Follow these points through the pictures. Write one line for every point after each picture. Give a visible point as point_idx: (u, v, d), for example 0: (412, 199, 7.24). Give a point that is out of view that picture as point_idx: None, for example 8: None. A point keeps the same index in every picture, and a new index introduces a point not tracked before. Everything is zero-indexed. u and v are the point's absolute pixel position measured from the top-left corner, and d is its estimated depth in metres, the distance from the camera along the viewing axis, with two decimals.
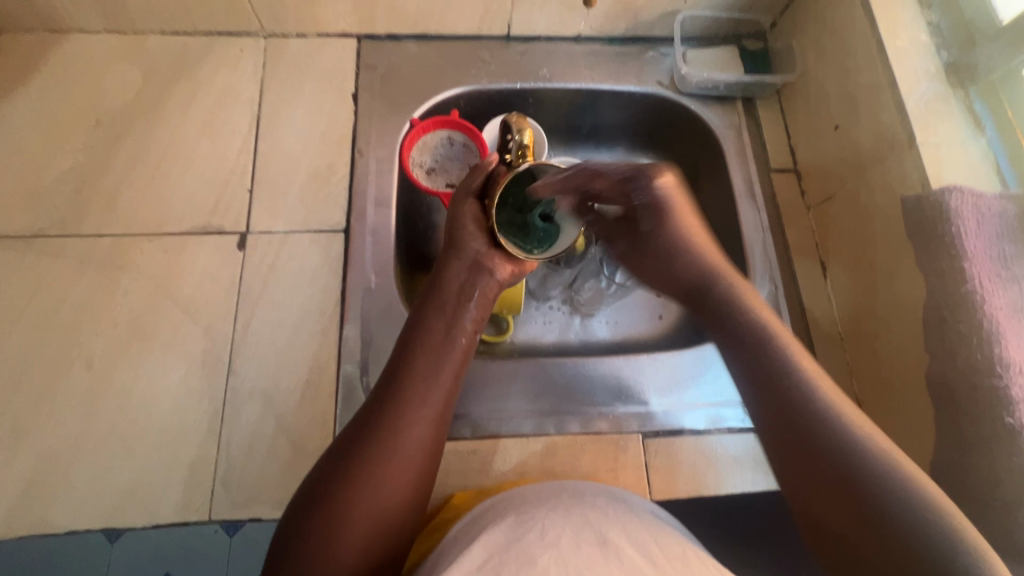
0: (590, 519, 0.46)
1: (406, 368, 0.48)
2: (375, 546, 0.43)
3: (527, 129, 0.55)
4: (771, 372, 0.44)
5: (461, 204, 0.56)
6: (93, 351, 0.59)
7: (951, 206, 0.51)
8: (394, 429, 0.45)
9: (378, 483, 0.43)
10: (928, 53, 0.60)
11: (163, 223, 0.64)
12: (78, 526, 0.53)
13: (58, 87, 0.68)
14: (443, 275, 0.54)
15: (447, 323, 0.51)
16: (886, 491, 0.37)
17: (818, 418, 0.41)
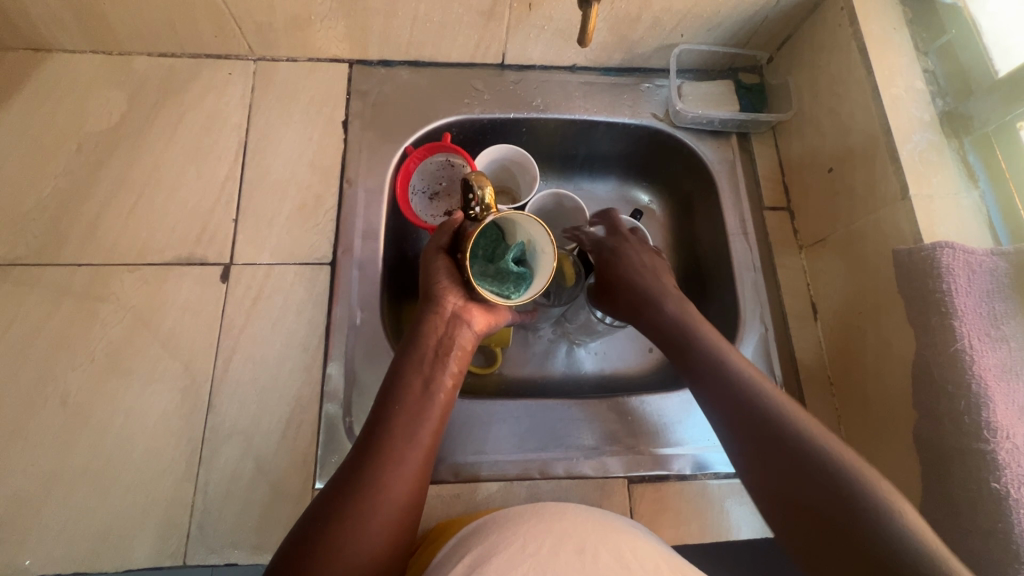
0: (570, 535, 0.46)
1: (388, 422, 0.48)
2: None
3: (488, 189, 0.50)
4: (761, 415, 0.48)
5: (433, 260, 0.55)
6: (69, 386, 0.57)
7: (942, 262, 0.51)
8: (376, 482, 0.45)
9: (359, 540, 0.42)
10: (923, 101, 0.59)
11: (145, 253, 0.63)
12: (48, 570, 0.52)
13: (40, 109, 0.67)
14: (422, 330, 0.53)
15: (425, 378, 0.51)
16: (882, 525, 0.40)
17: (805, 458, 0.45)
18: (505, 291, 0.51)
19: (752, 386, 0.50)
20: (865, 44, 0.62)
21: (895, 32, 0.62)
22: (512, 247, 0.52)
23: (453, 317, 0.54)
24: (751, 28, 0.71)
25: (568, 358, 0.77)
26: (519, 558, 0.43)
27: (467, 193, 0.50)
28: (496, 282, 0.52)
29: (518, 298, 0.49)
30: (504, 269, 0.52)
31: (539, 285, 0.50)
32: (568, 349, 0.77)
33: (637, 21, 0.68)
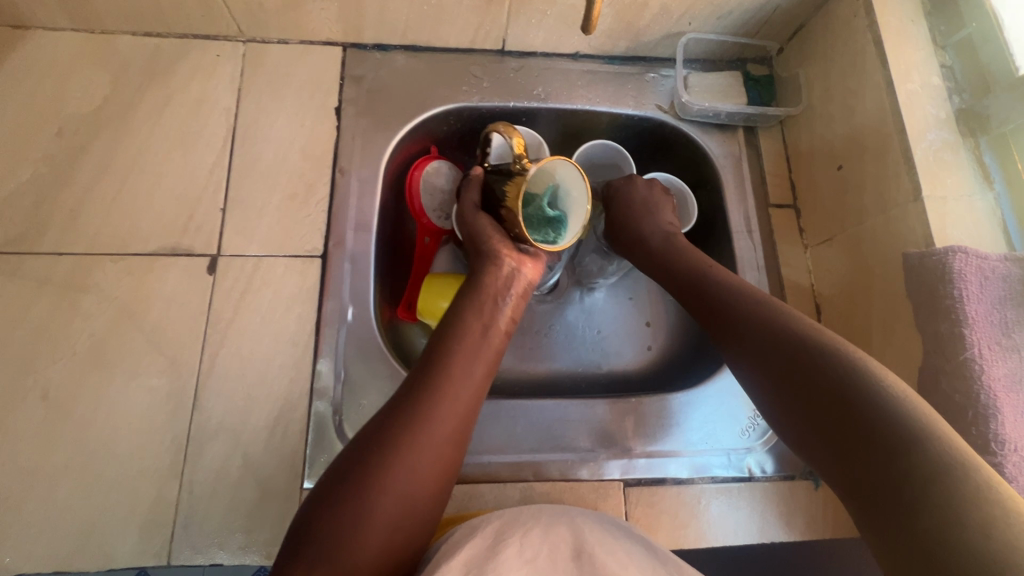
0: (565, 539, 0.46)
1: (441, 363, 0.47)
2: (397, 541, 0.42)
3: (516, 140, 0.54)
4: (794, 354, 0.45)
5: (475, 218, 0.55)
6: (49, 380, 0.56)
7: (954, 268, 0.49)
8: (427, 418, 0.44)
9: (408, 479, 0.42)
10: (939, 98, 0.57)
11: (129, 243, 0.61)
12: (29, 568, 0.51)
13: (20, 89, 0.64)
14: (480, 277, 0.52)
15: (482, 323, 0.51)
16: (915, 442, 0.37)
17: (839, 391, 0.42)
18: (548, 238, 0.51)
19: (781, 325, 0.47)
20: (880, 36, 0.59)
21: (912, 24, 0.60)
22: (542, 194, 0.51)
23: (512, 271, 0.53)
24: (761, 16, 0.69)
25: (562, 300, 0.78)
26: (512, 566, 0.42)
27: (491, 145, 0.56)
28: (533, 230, 0.51)
29: (566, 243, 0.51)
30: (537, 216, 0.51)
31: (581, 224, 0.51)
32: (564, 288, 0.78)
33: (644, 8, 0.65)
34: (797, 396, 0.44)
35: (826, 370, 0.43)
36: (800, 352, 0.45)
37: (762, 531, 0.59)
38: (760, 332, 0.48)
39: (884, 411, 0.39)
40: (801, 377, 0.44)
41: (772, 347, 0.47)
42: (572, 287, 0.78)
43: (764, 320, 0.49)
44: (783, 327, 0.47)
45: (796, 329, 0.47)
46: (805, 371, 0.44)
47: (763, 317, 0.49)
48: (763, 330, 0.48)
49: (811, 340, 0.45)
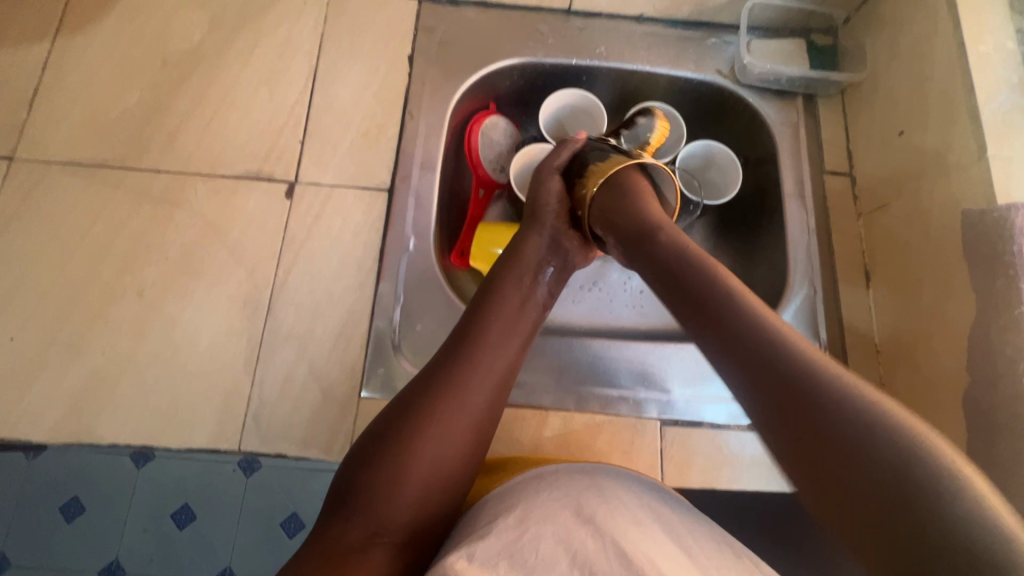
0: (624, 506, 0.45)
1: (478, 338, 0.50)
2: (433, 506, 0.45)
3: (649, 127, 0.59)
4: (792, 375, 0.35)
5: (547, 179, 0.59)
6: (144, 280, 0.62)
7: (1016, 223, 0.49)
8: (464, 389, 0.47)
9: (441, 442, 0.45)
10: (1014, 61, 0.56)
11: (218, 166, 0.66)
12: (120, 441, 0.57)
13: (130, 25, 0.71)
14: (521, 248, 0.56)
15: (519, 297, 0.54)
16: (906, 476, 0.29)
17: (834, 435, 0.32)
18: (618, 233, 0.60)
19: (788, 351, 0.36)
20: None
21: None
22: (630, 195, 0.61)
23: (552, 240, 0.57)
24: None
25: (607, 261, 0.80)
26: (573, 527, 0.42)
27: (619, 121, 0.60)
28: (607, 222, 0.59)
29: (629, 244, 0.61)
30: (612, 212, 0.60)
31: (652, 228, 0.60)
32: None
33: None
34: (790, 430, 0.34)
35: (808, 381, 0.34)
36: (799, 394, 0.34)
37: None
38: (767, 357, 0.37)
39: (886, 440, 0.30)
40: (798, 416, 0.34)
41: (772, 382, 0.36)
42: None
43: (761, 335, 0.38)
44: (774, 352, 0.37)
45: (787, 358, 0.36)
46: (813, 423, 0.33)
47: (760, 342, 0.38)
48: (755, 346, 0.38)
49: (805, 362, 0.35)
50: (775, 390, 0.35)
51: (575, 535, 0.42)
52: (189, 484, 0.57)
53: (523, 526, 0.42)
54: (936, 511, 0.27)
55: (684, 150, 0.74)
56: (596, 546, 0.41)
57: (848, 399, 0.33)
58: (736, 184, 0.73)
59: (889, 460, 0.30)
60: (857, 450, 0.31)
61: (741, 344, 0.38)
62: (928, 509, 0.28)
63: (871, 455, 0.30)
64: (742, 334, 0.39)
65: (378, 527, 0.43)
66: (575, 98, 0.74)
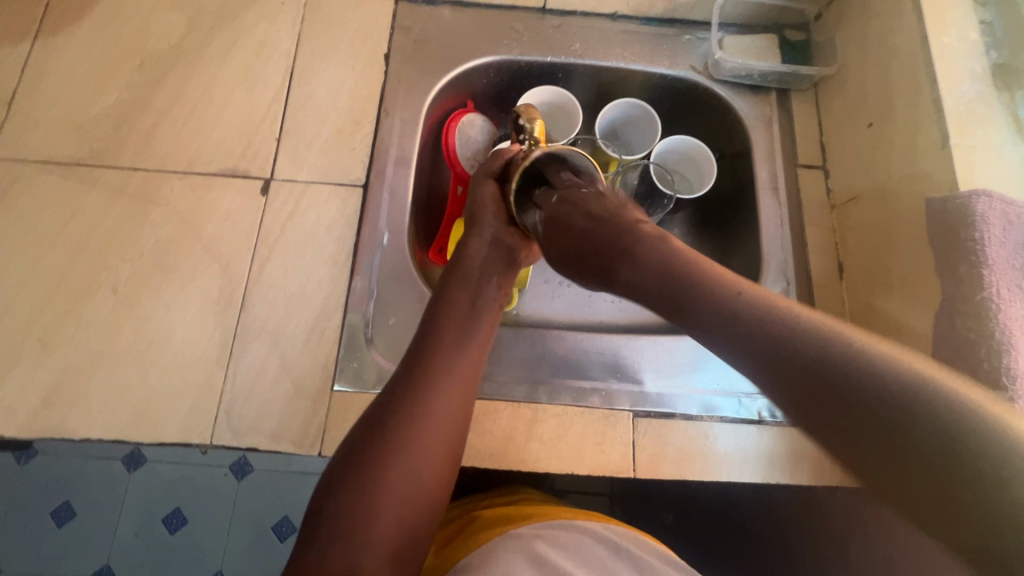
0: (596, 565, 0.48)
1: (430, 349, 0.51)
2: (407, 519, 0.46)
3: (539, 119, 0.59)
4: (774, 335, 0.29)
5: (482, 183, 0.59)
6: (119, 276, 0.62)
7: (977, 211, 0.50)
8: (419, 401, 0.48)
9: (405, 456, 0.46)
10: (976, 52, 0.57)
11: (194, 163, 0.67)
12: (92, 435, 0.57)
13: (109, 26, 0.72)
14: (467, 252, 0.56)
15: (473, 300, 0.55)
16: (924, 416, 0.24)
17: (856, 396, 0.26)
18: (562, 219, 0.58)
19: (759, 316, 0.30)
20: None
21: None
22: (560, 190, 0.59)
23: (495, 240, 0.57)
24: None
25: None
26: None
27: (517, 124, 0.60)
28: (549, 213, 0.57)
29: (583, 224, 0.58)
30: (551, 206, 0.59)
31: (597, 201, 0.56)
32: None
33: None
34: (796, 392, 0.28)
35: (815, 352, 0.27)
36: (781, 347, 0.28)
37: (767, 473, 0.60)
38: (748, 313, 0.30)
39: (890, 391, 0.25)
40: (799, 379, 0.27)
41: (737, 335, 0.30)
42: None
43: (716, 299, 0.32)
44: (736, 309, 0.31)
45: (776, 316, 0.29)
46: (813, 378, 0.27)
47: (723, 297, 0.32)
48: (738, 325, 0.30)
49: (791, 325, 0.29)
50: (755, 346, 0.29)
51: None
52: None
53: None
54: (973, 452, 0.23)
55: (659, 145, 0.75)
56: None
57: (835, 347, 0.27)
58: (711, 178, 0.73)
59: (906, 409, 0.24)
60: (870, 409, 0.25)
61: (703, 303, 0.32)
62: (969, 463, 0.23)
63: (898, 424, 0.24)
64: (706, 317, 0.32)
65: (360, 548, 0.43)
66: (552, 94, 0.75)
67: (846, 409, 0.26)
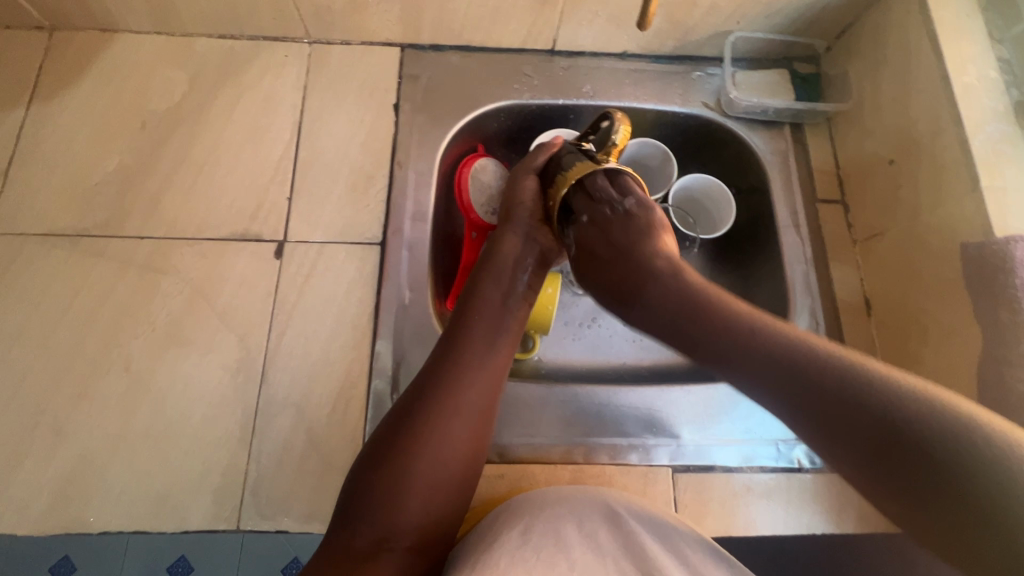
0: (616, 513, 0.50)
1: (465, 337, 0.51)
2: (434, 510, 0.46)
3: (624, 128, 0.59)
4: (840, 391, 0.37)
5: (522, 177, 0.62)
6: (131, 353, 0.60)
7: (1017, 256, 0.49)
8: (458, 388, 0.48)
9: (435, 448, 0.46)
10: (997, 90, 0.57)
11: (203, 228, 0.65)
12: (112, 527, 0.54)
13: (108, 87, 0.69)
14: (499, 246, 0.57)
15: (502, 294, 0.55)
16: (975, 462, 0.31)
17: (888, 429, 0.34)
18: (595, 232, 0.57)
19: (807, 357, 0.40)
20: (934, 30, 0.59)
21: (968, 19, 0.60)
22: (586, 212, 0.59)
23: (527, 236, 0.58)
24: (810, 15, 0.69)
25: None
26: (573, 538, 0.47)
27: (603, 123, 0.61)
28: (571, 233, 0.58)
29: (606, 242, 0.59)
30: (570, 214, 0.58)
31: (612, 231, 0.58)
32: None
33: (694, 6, 0.67)
34: (869, 451, 0.35)
35: (842, 386, 0.37)
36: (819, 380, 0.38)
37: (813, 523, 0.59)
38: (808, 370, 0.39)
39: (913, 418, 0.34)
40: (833, 407, 0.37)
41: (793, 381, 0.39)
42: None
43: (798, 355, 0.40)
44: (804, 354, 0.40)
45: (811, 356, 0.40)
46: (861, 405, 0.36)
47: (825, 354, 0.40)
48: (775, 359, 0.41)
49: (864, 377, 0.37)
50: (816, 396, 0.38)
51: (598, 563, 0.46)
52: None
53: (526, 536, 0.47)
54: (967, 475, 0.31)
55: (677, 184, 0.74)
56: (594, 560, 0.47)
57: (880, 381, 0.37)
58: (730, 216, 0.72)
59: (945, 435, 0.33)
60: (918, 440, 0.33)
61: (771, 359, 0.41)
62: (957, 471, 0.32)
63: (924, 433, 0.33)
64: (764, 360, 0.41)
65: (383, 535, 0.43)
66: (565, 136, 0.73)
67: (882, 427, 0.35)
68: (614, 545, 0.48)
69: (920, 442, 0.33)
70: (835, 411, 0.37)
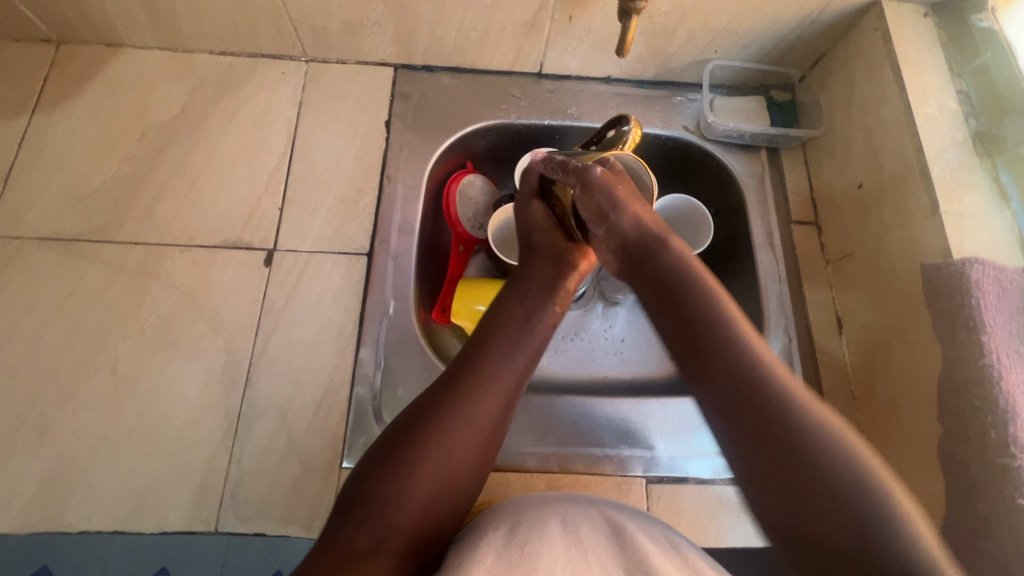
0: (605, 515, 0.50)
1: (484, 346, 0.51)
2: (436, 513, 0.46)
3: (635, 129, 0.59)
4: (771, 415, 0.40)
5: (527, 205, 0.61)
6: (119, 355, 0.61)
7: (972, 277, 0.52)
8: (473, 395, 0.48)
9: (448, 454, 0.46)
10: (956, 121, 0.61)
11: (196, 235, 0.67)
12: (91, 527, 0.55)
13: (109, 98, 0.72)
14: (530, 261, 0.58)
15: (526, 308, 0.54)
16: (878, 520, 0.35)
17: (825, 480, 0.37)
18: None
19: (772, 395, 0.40)
20: (898, 64, 0.63)
21: (929, 53, 0.64)
22: None
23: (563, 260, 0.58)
24: (784, 46, 0.73)
25: (588, 309, 0.81)
26: (559, 535, 0.47)
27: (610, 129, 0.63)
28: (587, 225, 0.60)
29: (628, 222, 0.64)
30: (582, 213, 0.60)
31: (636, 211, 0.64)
32: (590, 298, 0.82)
33: (673, 36, 0.70)
34: (791, 479, 0.38)
35: (812, 438, 0.39)
36: (783, 430, 0.39)
37: None
38: (770, 399, 0.40)
39: (831, 478, 0.37)
40: (765, 425, 0.40)
41: (750, 407, 0.41)
42: (596, 299, 0.82)
43: (761, 378, 0.41)
44: (789, 414, 0.40)
45: (786, 395, 0.40)
46: (789, 437, 0.39)
47: (761, 377, 0.41)
48: (733, 378, 0.42)
49: (820, 428, 0.39)
50: (762, 419, 0.40)
51: (583, 556, 0.45)
52: (150, 568, 0.55)
53: (511, 535, 0.46)
54: (884, 542, 0.35)
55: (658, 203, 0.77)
56: (578, 555, 0.45)
57: (824, 445, 0.38)
58: (708, 234, 0.74)
59: (875, 512, 0.36)
60: (830, 486, 0.37)
61: (767, 399, 0.40)
62: (856, 517, 0.36)
63: (832, 497, 0.37)
64: (759, 395, 0.41)
65: (385, 533, 0.44)
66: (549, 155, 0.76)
67: (799, 477, 0.38)
68: (601, 541, 0.47)
69: (838, 493, 0.37)
70: (797, 471, 0.38)
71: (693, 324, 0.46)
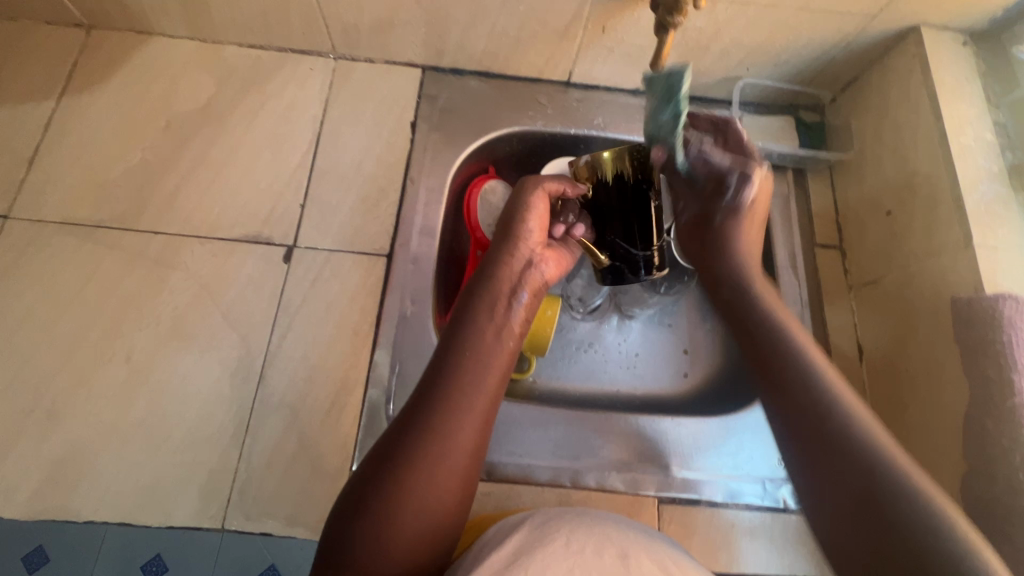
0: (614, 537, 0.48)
1: (451, 372, 0.49)
2: (422, 554, 0.44)
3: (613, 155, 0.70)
4: (832, 430, 0.44)
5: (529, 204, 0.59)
6: (134, 344, 0.61)
7: (1005, 313, 0.51)
8: (445, 427, 0.46)
9: (422, 492, 0.44)
10: (992, 153, 0.60)
11: (216, 228, 0.66)
12: (97, 518, 0.55)
13: (136, 86, 0.72)
14: (497, 273, 0.55)
15: (496, 326, 0.53)
16: (940, 531, 0.38)
17: (878, 493, 0.40)
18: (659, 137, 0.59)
19: (831, 408, 0.45)
20: (935, 92, 0.62)
21: (966, 82, 0.63)
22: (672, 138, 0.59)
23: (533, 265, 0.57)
24: (818, 67, 0.72)
25: (602, 322, 0.80)
26: (564, 555, 0.45)
27: None
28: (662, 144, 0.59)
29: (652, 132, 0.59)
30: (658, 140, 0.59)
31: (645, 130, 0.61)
32: (605, 311, 0.80)
33: (706, 52, 0.70)
34: (848, 491, 0.42)
35: (867, 450, 0.42)
36: (850, 458, 0.42)
37: (795, 564, 0.59)
38: (824, 412, 0.45)
39: (895, 494, 0.40)
40: (826, 444, 0.44)
41: (808, 413, 0.45)
42: (612, 311, 0.80)
43: (815, 393, 0.46)
44: (851, 435, 0.43)
45: (842, 412, 0.45)
46: (846, 453, 0.43)
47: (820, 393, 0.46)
48: (797, 384, 0.47)
49: (864, 437, 0.43)
50: (818, 434, 0.44)
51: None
52: (145, 552, 0.54)
53: (519, 554, 0.45)
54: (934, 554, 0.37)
55: None
56: None
57: (900, 475, 0.41)
58: None
59: (940, 544, 0.37)
60: (888, 505, 0.40)
61: (824, 410, 0.45)
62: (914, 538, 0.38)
63: (895, 519, 0.39)
64: (812, 404, 0.46)
65: None
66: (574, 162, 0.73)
67: (856, 489, 0.41)
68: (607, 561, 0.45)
69: (900, 513, 0.39)
70: (855, 483, 0.41)
71: (745, 325, 0.53)
